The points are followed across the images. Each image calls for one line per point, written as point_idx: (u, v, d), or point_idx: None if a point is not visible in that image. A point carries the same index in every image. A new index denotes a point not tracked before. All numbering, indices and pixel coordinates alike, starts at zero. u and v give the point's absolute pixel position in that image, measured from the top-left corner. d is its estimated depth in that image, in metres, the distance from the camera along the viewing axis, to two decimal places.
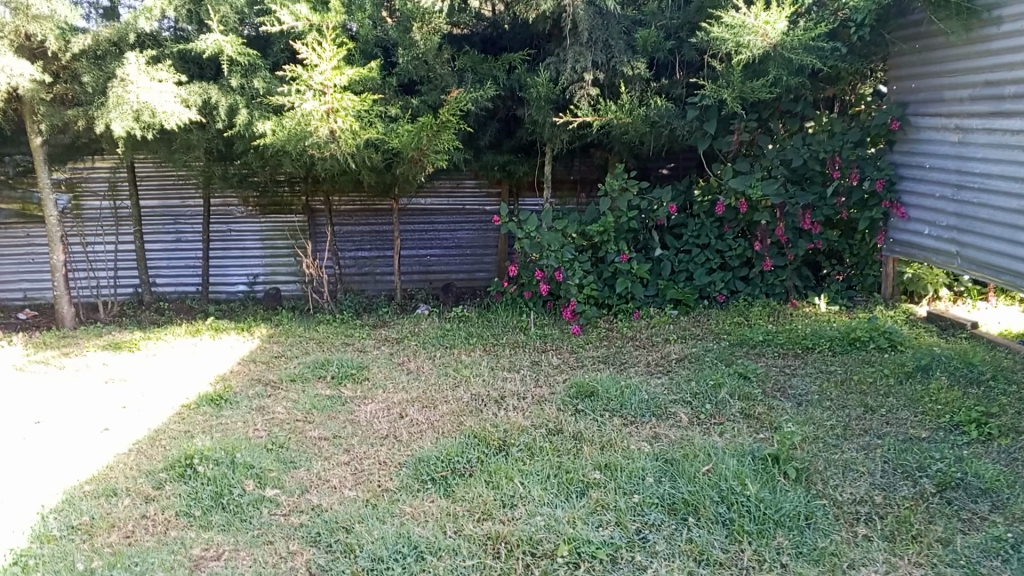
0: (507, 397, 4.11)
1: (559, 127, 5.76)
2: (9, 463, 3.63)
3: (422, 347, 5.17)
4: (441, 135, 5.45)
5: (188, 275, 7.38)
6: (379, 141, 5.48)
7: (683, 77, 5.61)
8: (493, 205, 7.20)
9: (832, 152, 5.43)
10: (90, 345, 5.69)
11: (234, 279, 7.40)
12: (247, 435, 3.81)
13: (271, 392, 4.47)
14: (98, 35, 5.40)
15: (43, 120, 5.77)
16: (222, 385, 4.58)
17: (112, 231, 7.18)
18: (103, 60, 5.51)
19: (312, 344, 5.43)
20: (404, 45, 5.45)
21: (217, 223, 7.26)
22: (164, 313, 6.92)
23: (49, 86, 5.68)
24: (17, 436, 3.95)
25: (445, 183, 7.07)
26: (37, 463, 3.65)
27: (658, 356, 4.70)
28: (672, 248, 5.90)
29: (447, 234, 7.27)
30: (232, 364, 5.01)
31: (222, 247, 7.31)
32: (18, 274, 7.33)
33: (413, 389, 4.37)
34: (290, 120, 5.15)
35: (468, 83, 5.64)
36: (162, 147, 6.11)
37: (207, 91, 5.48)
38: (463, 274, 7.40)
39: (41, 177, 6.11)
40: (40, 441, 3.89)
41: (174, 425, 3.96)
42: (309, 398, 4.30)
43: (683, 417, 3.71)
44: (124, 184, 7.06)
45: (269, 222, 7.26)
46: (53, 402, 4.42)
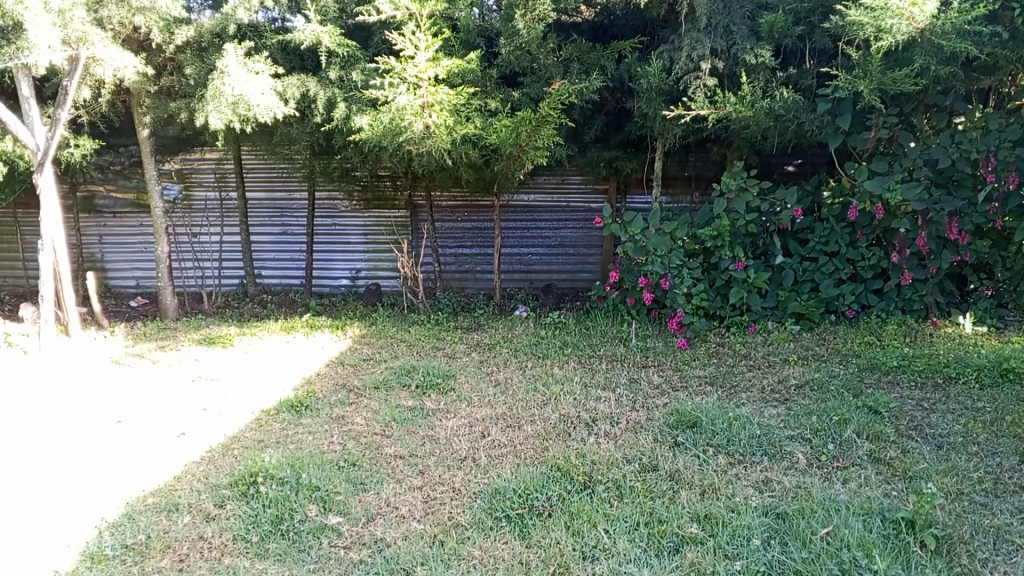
0: (599, 421, 3.74)
1: (671, 120, 5.30)
2: (83, 465, 3.56)
3: (515, 357, 4.85)
4: (541, 130, 5.10)
5: (292, 268, 7.36)
6: (477, 136, 5.20)
7: (813, 66, 5.05)
8: (599, 202, 6.80)
9: (985, 152, 4.76)
10: (186, 339, 5.67)
11: (337, 273, 7.31)
12: (320, 449, 3.59)
13: (353, 399, 4.25)
14: (201, 26, 5.32)
15: (149, 112, 5.81)
16: (305, 390, 4.41)
17: (218, 223, 7.22)
18: (206, 53, 5.44)
19: (402, 347, 5.21)
20: (506, 34, 5.13)
21: (321, 216, 7.18)
22: (265, 306, 6.90)
23: (155, 78, 5.64)
24: (97, 436, 3.90)
25: (549, 179, 6.70)
26: (111, 466, 3.56)
27: (774, 381, 4.20)
28: (796, 255, 5.33)
29: (550, 232, 6.93)
30: (319, 366, 4.85)
31: (326, 241, 7.23)
32: (131, 262, 7.49)
33: (499, 404, 4.05)
34: (385, 114, 4.92)
35: (573, 73, 5.26)
36: (264, 139, 6.08)
37: (305, 84, 5.34)
38: (566, 275, 7.03)
39: (148, 169, 6.17)
40: (118, 443, 3.81)
41: (250, 433, 3.80)
42: (389, 409, 4.05)
43: (801, 458, 3.26)
44: (231, 175, 7.05)
45: (372, 216, 7.12)
46: (139, 401, 4.37)
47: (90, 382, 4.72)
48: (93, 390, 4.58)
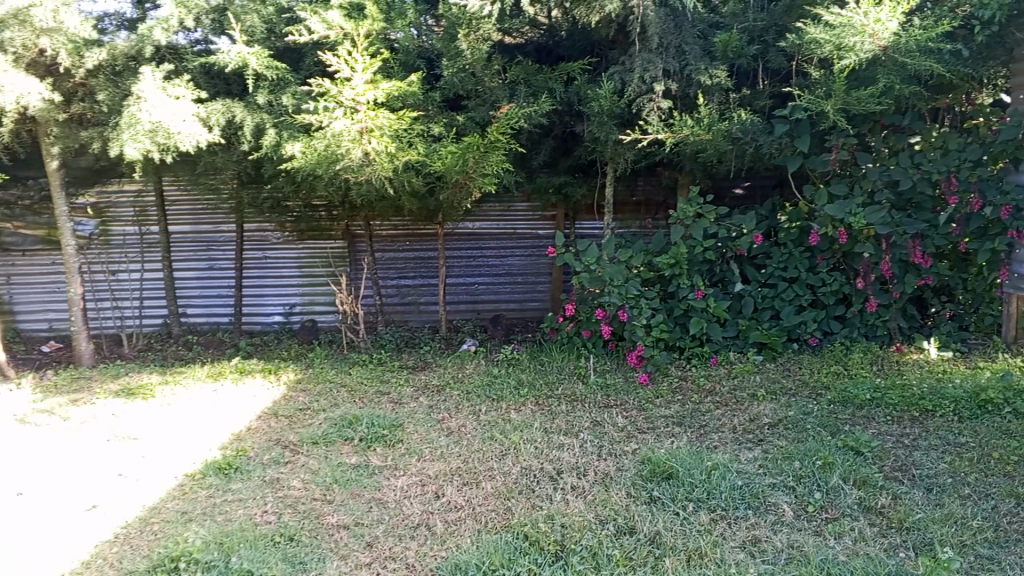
0: (565, 474, 3.41)
1: (624, 144, 5.07)
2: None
3: (466, 400, 4.49)
4: (489, 156, 4.80)
5: (220, 306, 6.85)
6: (420, 163, 4.86)
7: (768, 86, 4.87)
8: (546, 229, 6.53)
9: (946, 173, 4.62)
10: (101, 390, 5.14)
11: (270, 310, 6.84)
12: (253, 522, 3.17)
13: (289, 457, 3.83)
14: (114, 48, 4.85)
15: (57, 142, 5.29)
16: (235, 448, 3.96)
17: (138, 260, 6.68)
18: (120, 77, 4.97)
19: (343, 393, 4.80)
20: (449, 55, 4.84)
21: (251, 250, 6.71)
22: (192, 348, 6.39)
23: (65, 104, 5.14)
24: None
25: (495, 206, 6.40)
26: (8, 550, 3.07)
27: (746, 420, 3.94)
28: (755, 281, 5.11)
29: (496, 261, 6.61)
30: (250, 419, 4.41)
31: (257, 275, 6.75)
32: (43, 302, 6.85)
33: (453, 458, 3.69)
34: (320, 141, 4.55)
35: (520, 96, 4.98)
36: (187, 169, 5.62)
37: (231, 110, 4.92)
38: (514, 305, 6.71)
39: (58, 203, 5.64)
40: (18, 522, 3.31)
41: (173, 505, 3.36)
42: (330, 469, 3.64)
43: (788, 510, 2.98)
44: (153, 208, 6.57)
45: (307, 247, 6.70)
46: (45, 468, 3.86)
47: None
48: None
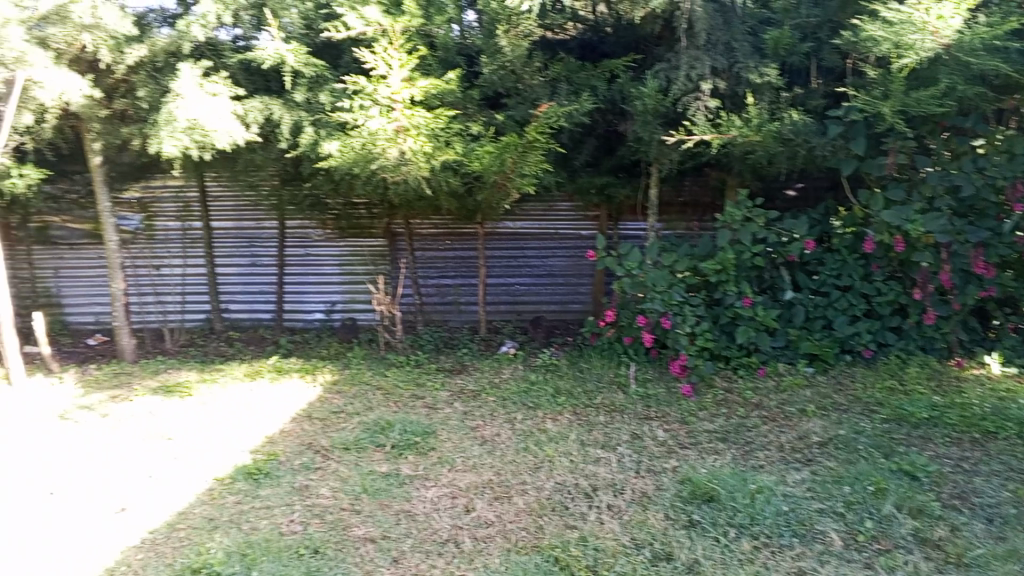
0: (600, 491, 3.28)
1: (669, 145, 4.89)
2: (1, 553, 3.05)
3: (502, 408, 4.38)
4: (528, 157, 4.69)
5: (261, 302, 6.78)
6: (457, 163, 4.75)
7: (821, 85, 4.66)
8: (590, 230, 6.34)
9: (1012, 178, 4.35)
10: (141, 387, 5.14)
11: (311, 307, 6.76)
12: (278, 532, 3.10)
13: (320, 463, 3.76)
14: (154, 44, 4.83)
15: (99, 138, 5.31)
16: (267, 453, 3.91)
17: (181, 255, 6.64)
18: (161, 74, 4.97)
19: (378, 396, 4.72)
20: (488, 53, 4.74)
21: (293, 246, 6.64)
22: (233, 344, 6.41)
23: (107, 101, 5.14)
24: (21, 515, 3.37)
25: (536, 205, 6.24)
26: (33, 549, 3.08)
27: (793, 438, 3.76)
28: (806, 289, 4.90)
29: (537, 261, 6.47)
30: (284, 422, 4.35)
31: (299, 272, 6.69)
32: (90, 296, 6.85)
33: (486, 470, 3.58)
34: (356, 140, 4.49)
35: (561, 95, 4.84)
36: (227, 166, 5.61)
37: (269, 107, 4.87)
38: (555, 307, 6.55)
39: (100, 199, 5.67)
40: (46, 521, 3.30)
41: (200, 509, 3.32)
42: (360, 477, 3.56)
43: (836, 540, 2.80)
44: (196, 204, 6.51)
45: (348, 244, 6.56)
46: (80, 466, 3.86)
47: (30, 441, 4.21)
48: (32, 451, 4.07)
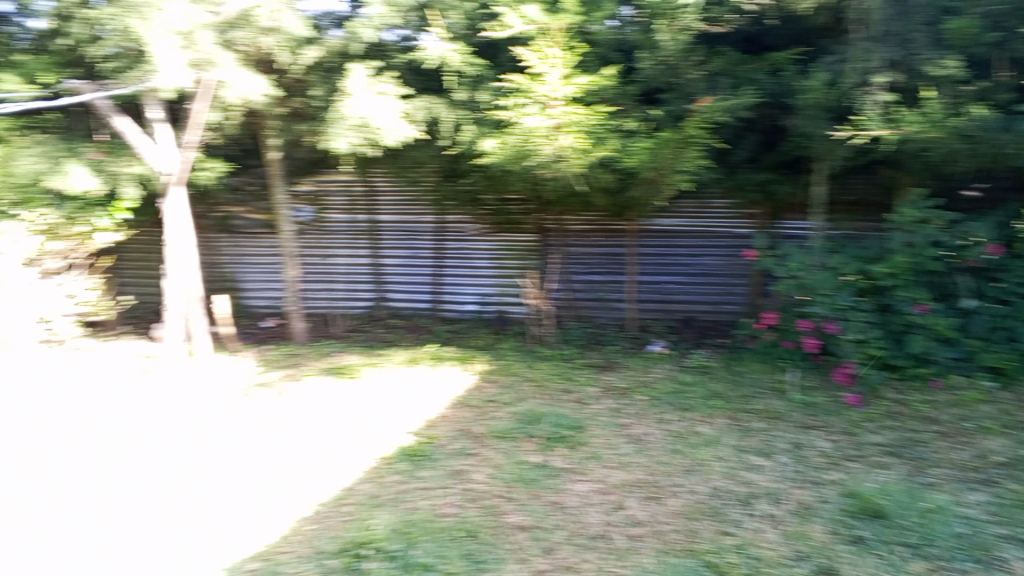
0: (757, 499, 3.19)
1: (837, 141, 4.66)
2: (193, 513, 3.34)
3: (653, 407, 4.33)
4: (686, 152, 4.59)
5: (419, 292, 7.02)
6: (613, 159, 4.74)
7: (1011, 77, 4.30)
8: (746, 229, 6.11)
9: None
10: (310, 368, 5.46)
11: (464, 299, 6.91)
12: (435, 513, 3.21)
13: (474, 450, 3.86)
14: (328, 46, 5.09)
15: (277, 135, 5.65)
16: (424, 436, 4.05)
17: (347, 246, 6.99)
18: (332, 75, 5.26)
19: (529, 388, 4.79)
20: (647, 48, 4.72)
21: (449, 240, 6.82)
22: (393, 331, 6.71)
23: (283, 100, 5.45)
24: (210, 479, 3.68)
25: (689, 203, 6.10)
26: (218, 512, 3.34)
27: (970, 456, 3.51)
28: (987, 297, 4.54)
29: (690, 260, 6.33)
30: (440, 407, 4.50)
31: (454, 265, 6.86)
32: (266, 282, 7.33)
33: (637, 469, 3.55)
34: (513, 137, 4.56)
35: (721, 89, 4.73)
36: (391, 163, 5.86)
37: (433, 106, 5.06)
38: (707, 307, 6.37)
39: (277, 193, 6.06)
40: (231, 488, 3.59)
41: (364, 487, 3.49)
42: (513, 466, 3.63)
43: (1020, 568, 2.59)
44: (362, 197, 6.81)
45: (502, 239, 6.66)
46: (259, 439, 4.15)
47: (216, 413, 4.58)
48: (219, 423, 4.42)
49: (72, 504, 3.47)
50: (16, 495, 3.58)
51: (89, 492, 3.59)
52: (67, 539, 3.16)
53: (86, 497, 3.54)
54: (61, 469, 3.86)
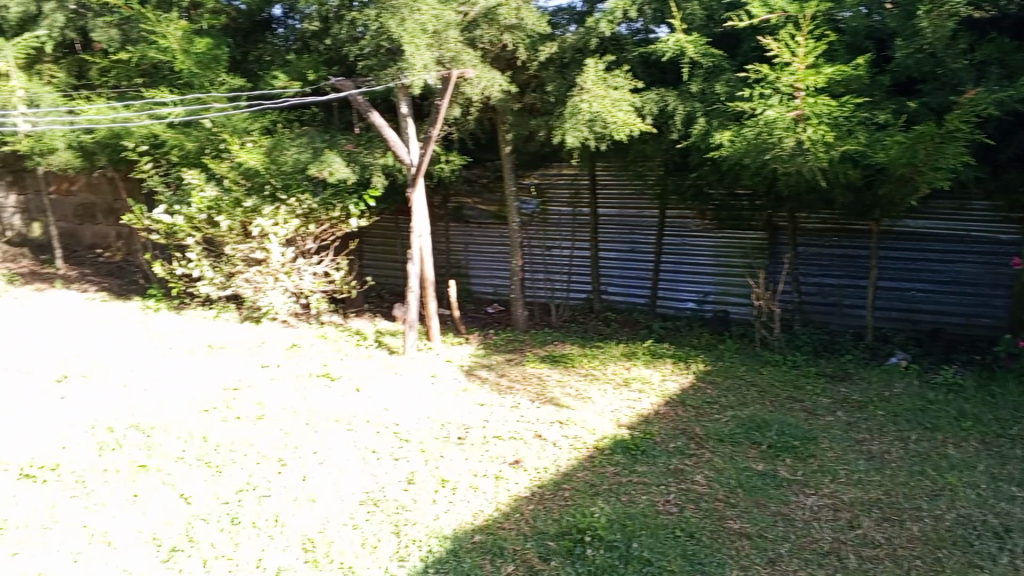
0: (1016, 534, 2.87)
1: None
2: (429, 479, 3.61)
3: (892, 424, 4.03)
4: (947, 149, 4.11)
5: (637, 286, 6.92)
6: (859, 155, 4.43)
7: None
8: (1010, 233, 5.48)
9: None
10: (531, 355, 5.60)
11: (683, 296, 6.70)
12: (655, 509, 3.20)
13: (695, 450, 3.78)
14: (564, 41, 5.19)
15: (511, 130, 5.77)
16: (643, 432, 4.04)
17: (570, 238, 7.09)
18: (568, 69, 5.27)
19: (753, 393, 4.62)
20: (905, 35, 4.38)
21: (671, 235, 6.67)
22: (610, 325, 6.69)
23: (519, 95, 5.60)
24: (446, 448, 3.95)
25: (945, 201, 5.61)
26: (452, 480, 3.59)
27: None
28: None
29: (941, 266, 5.75)
30: (660, 405, 4.45)
31: (675, 261, 6.70)
32: (490, 269, 7.47)
33: (873, 488, 3.32)
34: (751, 130, 4.40)
35: (991, 80, 4.26)
36: (618, 157, 5.86)
37: (665, 98, 4.99)
38: (960, 320, 5.75)
39: (507, 183, 6.26)
40: (464, 458, 3.82)
41: (583, 475, 3.55)
42: (735, 472, 3.52)
43: None
44: (586, 190, 6.89)
45: (726, 237, 6.42)
46: (489, 417, 4.36)
47: (451, 387, 4.88)
48: (453, 397, 4.70)
49: (331, 453, 3.91)
50: (286, 436, 4.10)
51: (346, 445, 4.00)
52: (320, 486, 3.55)
53: (343, 450, 3.95)
54: (325, 418, 4.35)
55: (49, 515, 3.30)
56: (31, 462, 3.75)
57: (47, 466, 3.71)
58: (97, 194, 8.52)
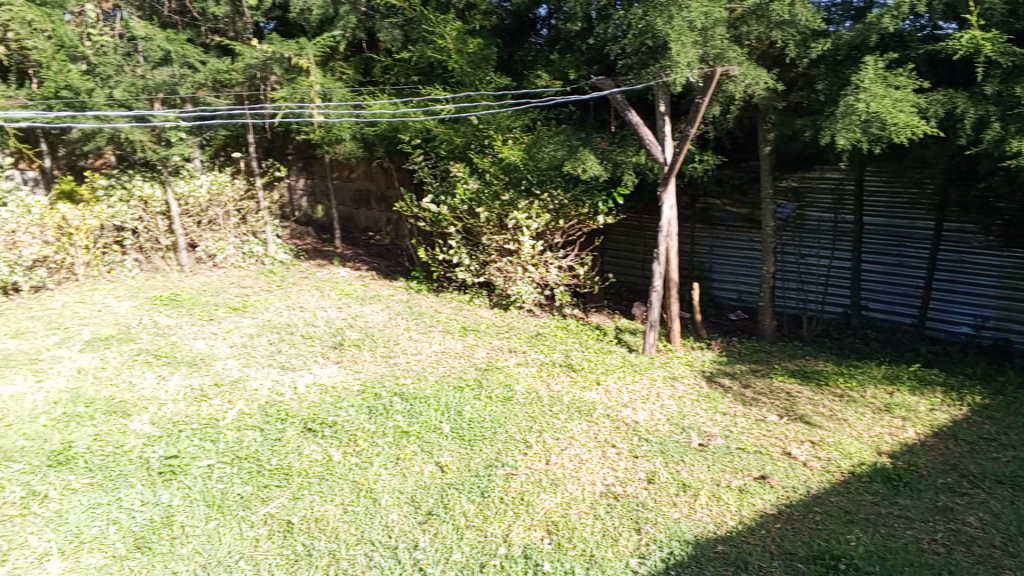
0: None
1: None
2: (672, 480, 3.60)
3: None
4: None
5: (903, 305, 6.36)
6: None
7: None
8: None
9: None
10: (779, 367, 5.36)
11: (958, 319, 6.07)
12: (919, 546, 2.95)
13: (968, 490, 3.43)
14: (840, 38, 4.89)
15: (774, 130, 5.56)
16: (906, 462, 3.72)
17: (828, 247, 6.65)
18: (842, 66, 4.97)
19: None
20: None
21: (948, 250, 6.04)
22: (868, 343, 6.22)
23: (784, 94, 5.35)
24: (689, 452, 3.90)
25: None
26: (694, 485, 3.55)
27: None
28: None
29: None
30: (927, 436, 4.07)
31: (950, 280, 6.06)
32: (736, 275, 7.16)
33: None
34: None
35: None
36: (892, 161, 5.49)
37: (953, 100, 4.56)
38: None
39: (764, 186, 5.97)
40: (708, 465, 3.75)
41: (838, 501, 3.34)
42: (1018, 519, 3.15)
43: None
44: (850, 197, 6.41)
45: (1016, 257, 5.70)
46: (735, 428, 4.23)
47: (694, 391, 4.80)
48: (697, 402, 4.61)
49: (574, 438, 4.11)
50: (530, 416, 4.38)
51: (589, 436, 4.12)
52: (566, 472, 3.76)
53: (586, 440, 4.08)
54: (570, 406, 4.51)
55: (328, 467, 3.89)
56: (313, 418, 4.41)
57: (324, 422, 4.35)
58: (372, 182, 9.39)
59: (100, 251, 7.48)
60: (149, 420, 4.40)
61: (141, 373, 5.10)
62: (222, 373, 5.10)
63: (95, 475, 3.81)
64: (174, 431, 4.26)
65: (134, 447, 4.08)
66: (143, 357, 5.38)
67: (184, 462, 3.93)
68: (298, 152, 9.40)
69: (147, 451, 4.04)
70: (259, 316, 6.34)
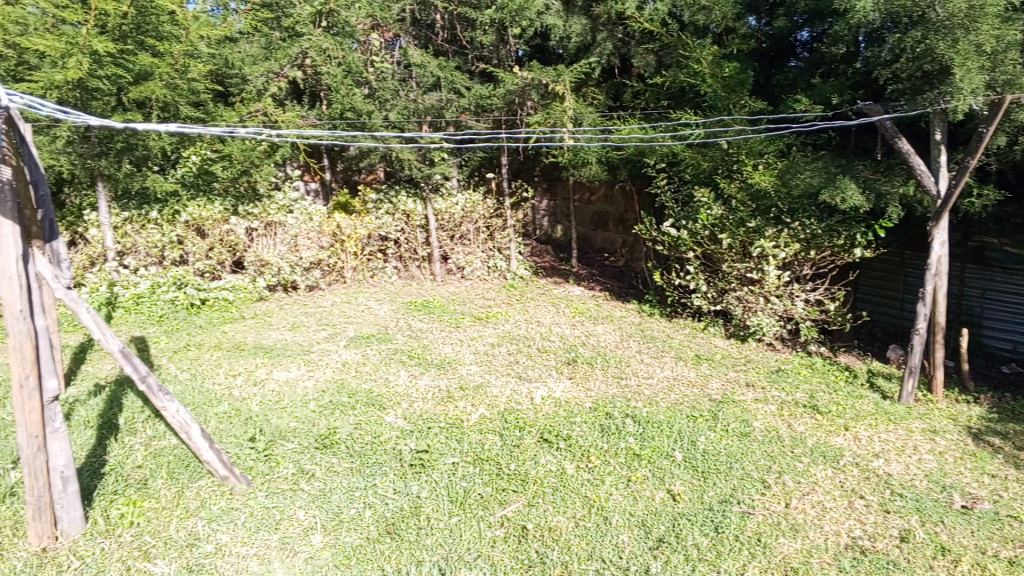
0: None
1: None
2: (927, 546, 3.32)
3: None
4: None
5: None
6: None
7: None
8: None
9: None
10: None
11: None
12: None
13: None
14: None
15: None
16: None
17: None
18: None
19: None
20: None
21: None
22: None
23: None
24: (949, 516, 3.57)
25: None
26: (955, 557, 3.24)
27: None
28: None
29: None
30: None
31: None
32: (1012, 323, 6.45)
33: None
34: None
35: None
36: None
37: None
38: None
39: None
40: (973, 536, 3.40)
41: None
42: None
43: None
44: None
45: None
46: (1007, 497, 3.78)
47: (955, 449, 4.36)
48: (959, 461, 4.20)
49: (814, 482, 3.93)
50: (768, 454, 4.24)
51: (834, 483, 3.91)
52: (806, 518, 3.59)
53: (828, 488, 3.87)
54: (810, 449, 4.31)
55: (562, 479, 4.06)
56: (549, 429, 4.66)
57: (559, 435, 4.56)
58: (613, 205, 9.54)
59: (367, 257, 8.55)
60: (401, 415, 4.97)
61: (394, 372, 5.80)
62: (467, 379, 5.60)
63: (356, 461, 4.33)
64: (423, 428, 4.74)
65: (389, 439, 4.60)
66: (398, 356, 6.14)
67: (432, 457, 4.33)
68: (544, 173, 9.75)
69: (400, 443, 4.53)
70: (500, 327, 6.90)
